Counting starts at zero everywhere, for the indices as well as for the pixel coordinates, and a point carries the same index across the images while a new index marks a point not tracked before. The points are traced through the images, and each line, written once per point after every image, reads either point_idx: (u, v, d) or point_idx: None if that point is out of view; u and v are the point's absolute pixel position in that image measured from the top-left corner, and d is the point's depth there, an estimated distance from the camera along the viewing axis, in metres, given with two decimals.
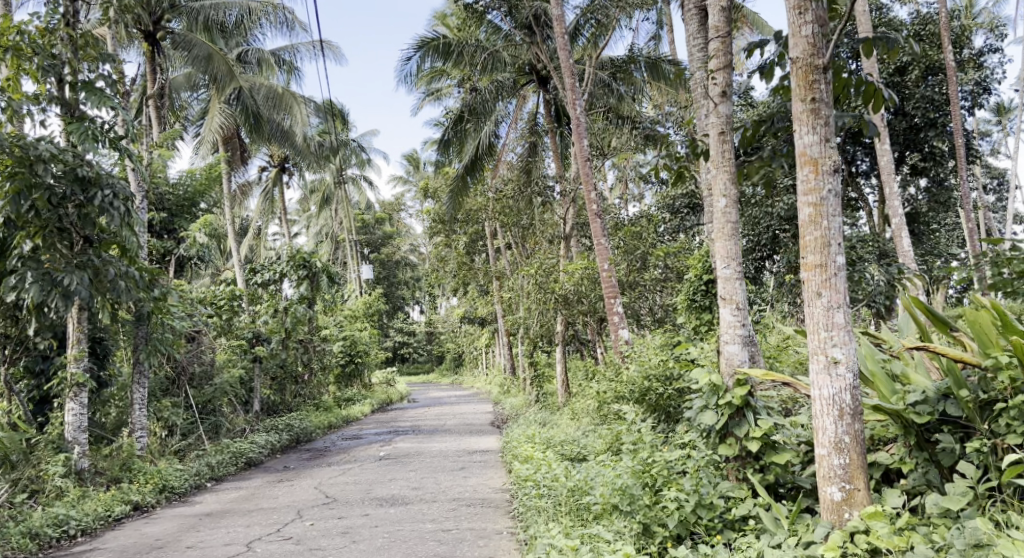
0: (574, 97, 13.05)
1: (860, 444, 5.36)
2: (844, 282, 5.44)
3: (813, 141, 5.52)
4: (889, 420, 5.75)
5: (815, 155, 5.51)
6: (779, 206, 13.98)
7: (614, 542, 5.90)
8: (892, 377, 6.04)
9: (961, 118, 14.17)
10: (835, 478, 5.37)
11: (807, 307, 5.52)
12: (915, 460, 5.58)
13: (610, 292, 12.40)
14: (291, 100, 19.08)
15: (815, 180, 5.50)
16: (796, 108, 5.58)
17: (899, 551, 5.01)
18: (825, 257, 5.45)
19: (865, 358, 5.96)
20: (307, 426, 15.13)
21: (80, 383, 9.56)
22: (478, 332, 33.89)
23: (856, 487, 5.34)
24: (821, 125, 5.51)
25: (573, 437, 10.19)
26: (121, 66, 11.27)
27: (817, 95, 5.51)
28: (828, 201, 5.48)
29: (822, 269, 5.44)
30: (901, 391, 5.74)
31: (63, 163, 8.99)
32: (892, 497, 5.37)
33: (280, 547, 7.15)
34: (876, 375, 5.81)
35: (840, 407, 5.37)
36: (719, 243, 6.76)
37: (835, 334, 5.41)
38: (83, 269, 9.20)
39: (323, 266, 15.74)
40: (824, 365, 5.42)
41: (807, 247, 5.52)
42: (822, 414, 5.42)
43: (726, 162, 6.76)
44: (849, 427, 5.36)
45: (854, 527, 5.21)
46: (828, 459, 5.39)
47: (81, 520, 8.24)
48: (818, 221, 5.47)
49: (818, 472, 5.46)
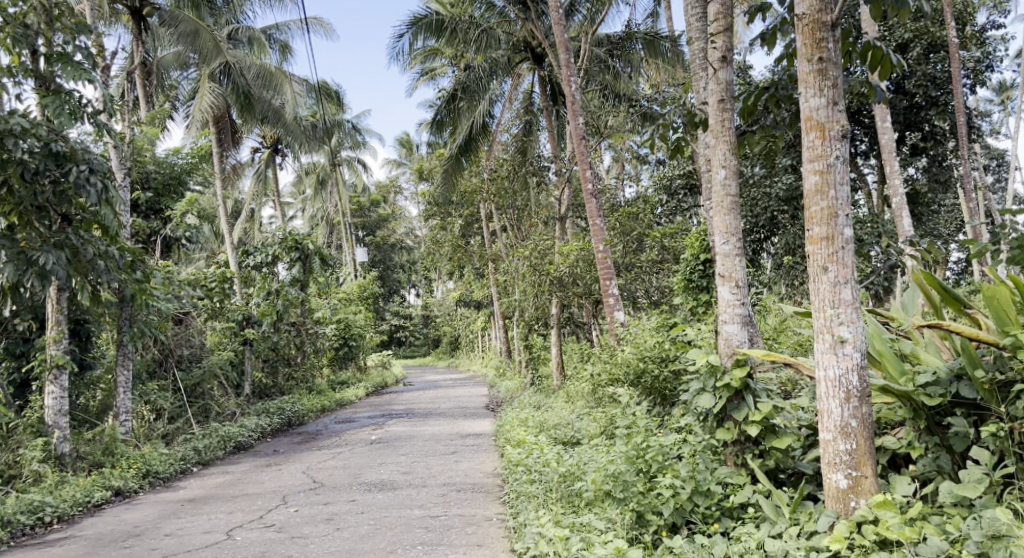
0: (569, 73, 12.70)
1: (868, 428, 5.10)
2: (851, 255, 5.18)
3: (820, 104, 5.23)
4: (896, 403, 5.50)
5: (822, 119, 5.22)
6: (778, 185, 13.75)
7: (607, 533, 5.63)
8: (900, 357, 5.79)
9: (963, 95, 13.88)
10: (840, 464, 5.12)
11: (813, 283, 5.25)
12: (925, 444, 5.33)
13: (605, 273, 12.12)
14: (281, 79, 18.64)
15: (823, 146, 5.22)
16: (802, 69, 5.28)
17: (911, 543, 4.75)
18: (831, 228, 5.18)
19: (872, 338, 5.72)
20: (299, 409, 14.87)
21: (60, 365, 9.26)
22: (474, 316, 33.65)
23: (863, 474, 5.08)
24: (829, 86, 5.22)
25: (567, 420, 9.93)
26: (101, 39, 10.92)
27: (824, 54, 5.23)
28: (836, 168, 5.20)
29: (828, 241, 5.18)
30: (911, 373, 5.49)
31: (36, 138, 8.63)
32: (901, 484, 5.12)
33: (260, 535, 6.90)
34: (885, 354, 5.58)
35: (846, 389, 5.11)
36: (718, 218, 6.45)
37: (841, 311, 5.14)
38: (61, 248, 8.89)
39: (316, 249, 15.55)
40: (830, 344, 5.16)
41: (812, 219, 5.25)
42: (827, 397, 5.17)
43: (726, 132, 6.43)
44: (856, 410, 5.10)
45: (862, 517, 4.96)
46: (834, 444, 5.14)
47: (57, 506, 8.00)
48: (825, 190, 5.19)
49: (823, 459, 5.21)
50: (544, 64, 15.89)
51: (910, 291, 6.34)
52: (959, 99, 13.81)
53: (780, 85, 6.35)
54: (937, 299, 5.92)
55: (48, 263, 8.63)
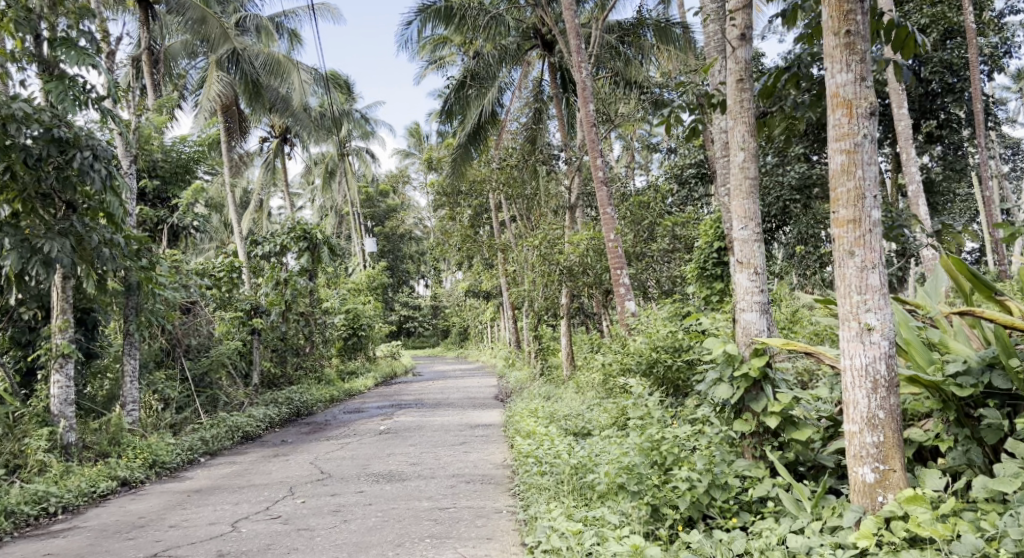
0: (579, 59, 12.48)
1: (896, 421, 4.93)
2: (879, 239, 5.00)
3: (847, 80, 5.04)
4: (923, 394, 5.34)
5: (849, 96, 5.04)
6: (790, 174, 13.58)
7: (620, 528, 5.47)
8: (928, 345, 5.63)
9: (981, 82, 13.56)
10: (867, 457, 4.95)
11: (838, 268, 5.07)
12: (954, 437, 5.16)
13: (616, 263, 11.93)
14: (291, 66, 18.27)
15: (849, 124, 5.03)
16: (827, 43, 5.10)
17: (945, 540, 4.58)
18: (858, 211, 5.00)
19: (898, 326, 5.56)
20: (307, 399, 14.74)
21: (66, 354, 9.17)
22: (483, 306, 33.48)
23: (891, 468, 4.91)
24: (856, 61, 5.03)
25: (577, 411, 9.78)
26: (106, 25, 10.81)
27: (852, 27, 5.03)
28: (863, 147, 5.01)
29: (855, 224, 5.00)
30: (939, 362, 5.34)
31: (39, 123, 8.47)
32: (932, 478, 4.94)
33: (267, 527, 6.78)
34: (911, 343, 5.41)
35: (874, 378, 4.93)
36: (736, 203, 6.25)
37: (869, 297, 4.96)
38: (65, 236, 8.77)
39: (325, 238, 15.57)
40: (856, 332, 4.98)
41: (838, 201, 5.06)
42: (853, 387, 4.99)
43: (744, 113, 6.22)
44: (883, 401, 4.92)
45: (891, 512, 4.80)
46: (860, 436, 4.98)
47: (62, 496, 7.90)
48: (852, 170, 5.01)
49: (848, 451, 5.04)
50: (554, 50, 15.52)
51: (935, 275, 6.17)
52: (976, 86, 13.52)
53: (802, 63, 6.14)
54: (967, 285, 5.72)
55: (53, 251, 8.52)
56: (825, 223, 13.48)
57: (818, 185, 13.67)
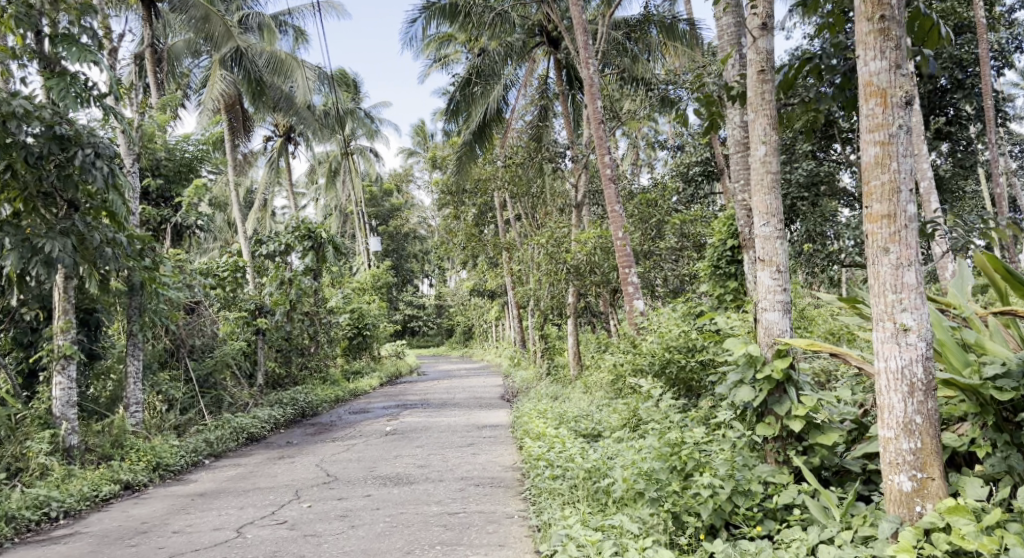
0: (586, 55, 12.27)
1: (933, 426, 4.76)
2: (914, 234, 4.82)
3: (881, 67, 4.87)
4: (959, 396, 5.18)
5: (882, 85, 4.86)
6: (797, 171, 13.37)
7: (639, 537, 5.30)
8: (963, 346, 5.45)
9: (991, 78, 13.31)
10: (903, 465, 4.78)
11: (873, 266, 4.90)
12: (992, 442, 4.97)
13: (624, 261, 11.75)
14: (293, 64, 18.13)
15: (884, 114, 4.86)
16: (861, 29, 4.93)
17: (991, 554, 4.39)
18: (892, 205, 4.83)
19: (933, 326, 5.38)
20: (312, 400, 14.58)
21: (68, 355, 9.01)
22: (488, 305, 33.30)
23: (929, 476, 4.74)
24: (891, 47, 4.86)
25: (586, 412, 9.62)
26: (107, 21, 10.65)
27: (887, 12, 4.86)
28: (898, 138, 4.84)
29: (890, 219, 4.83)
30: (975, 364, 5.16)
31: (40, 120, 8.30)
32: (973, 487, 4.76)
33: (272, 533, 6.61)
34: (946, 344, 5.24)
35: (910, 382, 4.76)
36: (756, 199, 6.07)
37: (904, 297, 4.79)
38: (66, 235, 8.60)
39: (329, 237, 15.42)
40: (891, 333, 4.81)
41: (872, 195, 4.89)
42: (888, 391, 4.83)
43: (765, 104, 6.04)
44: (920, 406, 4.75)
45: (931, 524, 4.62)
46: (895, 442, 4.81)
47: (64, 501, 7.75)
48: (886, 162, 4.84)
49: (883, 458, 4.87)
50: (561, 47, 15.38)
51: (962, 271, 5.98)
52: (986, 81, 13.34)
53: (824, 55, 6.04)
54: (1003, 285, 5.57)
55: (54, 251, 8.36)
56: (834, 221, 13.32)
57: (825, 184, 13.53)
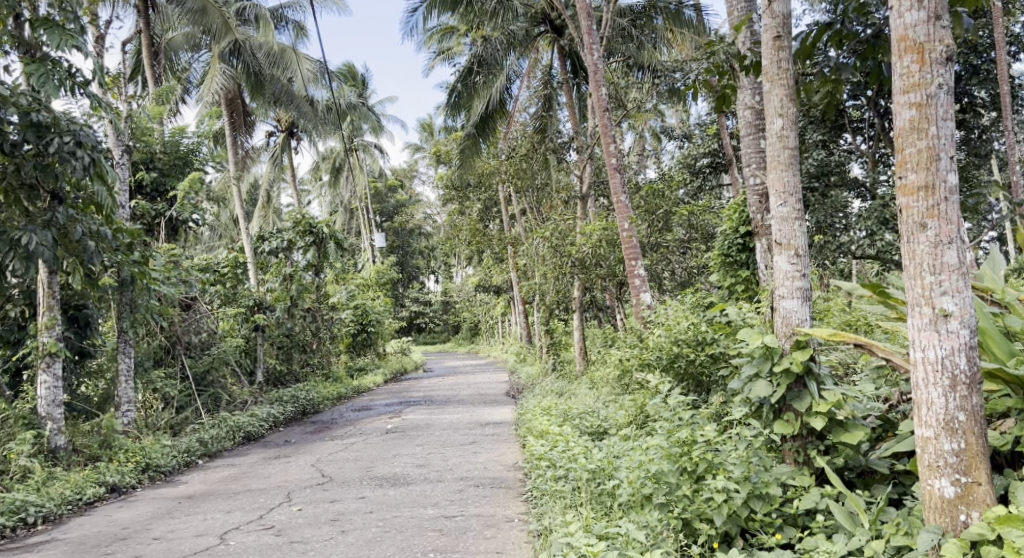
0: (591, 40, 11.79)
1: (978, 422, 4.37)
2: (954, 208, 4.42)
3: (919, 19, 4.46)
4: (1003, 391, 4.83)
5: (920, 39, 4.46)
6: (809, 160, 13.09)
7: (647, 547, 4.92)
8: (1006, 335, 5.09)
9: (1008, 63, 12.90)
10: (945, 468, 4.40)
11: (907, 243, 4.52)
12: None
13: (630, 253, 11.27)
14: (292, 55, 17.59)
15: (921, 73, 4.46)
16: None
17: None
18: (930, 175, 4.43)
19: (976, 312, 5.02)
20: (313, 397, 14.18)
21: (53, 353, 8.60)
22: (495, 301, 32.93)
23: (974, 481, 4.35)
24: None
25: (592, 408, 9.22)
26: (93, 9, 10.20)
27: None
28: (936, 99, 4.43)
29: (926, 191, 4.44)
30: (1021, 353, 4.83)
31: (16, 107, 7.92)
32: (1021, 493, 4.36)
33: (257, 540, 6.23)
34: (988, 332, 4.90)
35: (952, 374, 4.37)
36: (773, 176, 5.66)
37: (944, 278, 4.40)
38: (47, 228, 8.23)
39: (331, 232, 15.17)
40: (930, 319, 4.42)
41: (906, 163, 4.50)
42: (927, 384, 4.43)
43: (782, 73, 5.63)
44: (963, 401, 4.36)
45: (978, 534, 4.23)
46: (935, 442, 4.42)
47: (41, 506, 7.39)
48: (923, 127, 4.45)
49: (922, 461, 4.49)
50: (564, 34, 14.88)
51: (991, 254, 5.60)
52: (1001, 66, 12.86)
53: (847, 20, 5.61)
54: None
55: (32, 243, 7.98)
56: (845, 212, 12.78)
57: (835, 174, 13.17)
